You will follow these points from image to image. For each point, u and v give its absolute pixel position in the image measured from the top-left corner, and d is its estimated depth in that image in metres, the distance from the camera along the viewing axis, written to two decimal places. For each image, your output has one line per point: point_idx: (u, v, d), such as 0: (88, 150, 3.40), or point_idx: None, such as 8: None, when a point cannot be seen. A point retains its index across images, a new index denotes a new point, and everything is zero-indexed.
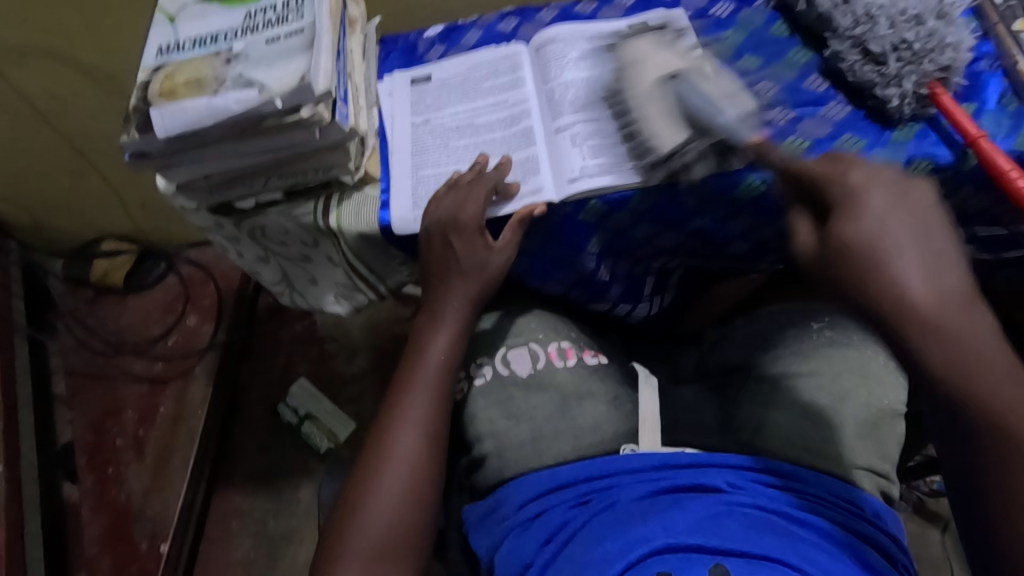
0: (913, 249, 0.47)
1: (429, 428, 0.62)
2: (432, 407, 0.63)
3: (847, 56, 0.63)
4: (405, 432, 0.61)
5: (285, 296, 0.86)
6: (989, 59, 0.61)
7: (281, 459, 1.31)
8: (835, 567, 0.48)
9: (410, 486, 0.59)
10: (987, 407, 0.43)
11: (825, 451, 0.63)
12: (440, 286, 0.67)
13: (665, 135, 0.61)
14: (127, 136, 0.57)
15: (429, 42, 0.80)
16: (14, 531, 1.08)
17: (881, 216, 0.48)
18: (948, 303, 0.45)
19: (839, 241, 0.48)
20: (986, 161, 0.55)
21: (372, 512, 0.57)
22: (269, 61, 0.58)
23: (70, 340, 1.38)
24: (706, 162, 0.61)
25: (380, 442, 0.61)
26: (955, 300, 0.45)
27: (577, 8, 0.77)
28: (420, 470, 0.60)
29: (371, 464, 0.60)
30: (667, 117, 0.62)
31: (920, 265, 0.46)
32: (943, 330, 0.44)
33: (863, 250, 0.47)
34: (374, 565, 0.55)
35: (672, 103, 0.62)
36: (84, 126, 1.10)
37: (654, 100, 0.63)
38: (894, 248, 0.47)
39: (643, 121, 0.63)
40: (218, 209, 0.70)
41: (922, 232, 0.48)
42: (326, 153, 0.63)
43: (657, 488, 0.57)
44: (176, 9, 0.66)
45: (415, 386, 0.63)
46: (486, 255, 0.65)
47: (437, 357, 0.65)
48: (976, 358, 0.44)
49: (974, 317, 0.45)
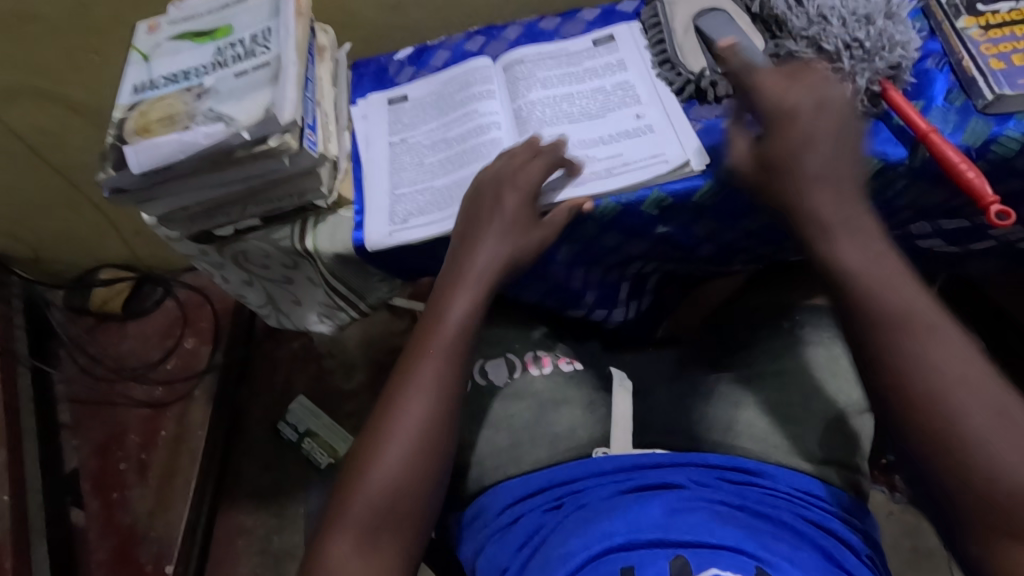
0: (815, 152, 0.54)
1: (446, 391, 0.58)
2: (449, 368, 0.58)
3: (802, 55, 0.63)
4: (420, 393, 0.57)
5: (273, 317, 0.88)
6: (937, 57, 0.63)
7: (283, 476, 1.33)
8: (796, 555, 0.49)
9: (419, 451, 0.55)
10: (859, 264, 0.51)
11: (794, 447, 0.65)
12: (477, 241, 0.62)
13: (693, 62, 0.69)
14: (104, 174, 0.60)
15: (399, 64, 0.82)
16: (20, 557, 1.09)
17: (827, 129, 0.54)
18: (823, 174, 0.54)
19: (771, 145, 0.56)
20: (937, 155, 0.56)
21: (374, 481, 0.54)
22: (238, 96, 0.61)
23: (72, 367, 1.41)
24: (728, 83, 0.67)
25: (389, 406, 0.57)
26: (826, 167, 0.54)
27: (541, 25, 0.80)
28: (431, 438, 0.56)
29: (377, 428, 0.56)
30: (697, 47, 0.70)
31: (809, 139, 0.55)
32: (832, 215, 0.53)
33: (795, 155, 0.54)
34: (373, 536, 0.52)
35: (698, 40, 0.70)
36: (75, 160, 1.13)
37: (685, 36, 0.71)
38: (790, 126, 0.55)
39: (676, 50, 0.70)
40: (200, 237, 0.72)
41: (824, 138, 0.54)
42: (299, 179, 0.65)
43: (624, 488, 0.59)
44: (150, 47, 0.69)
45: (431, 344, 0.59)
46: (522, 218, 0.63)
47: (458, 317, 0.60)
48: (850, 220, 0.53)
49: (835, 177, 0.54)
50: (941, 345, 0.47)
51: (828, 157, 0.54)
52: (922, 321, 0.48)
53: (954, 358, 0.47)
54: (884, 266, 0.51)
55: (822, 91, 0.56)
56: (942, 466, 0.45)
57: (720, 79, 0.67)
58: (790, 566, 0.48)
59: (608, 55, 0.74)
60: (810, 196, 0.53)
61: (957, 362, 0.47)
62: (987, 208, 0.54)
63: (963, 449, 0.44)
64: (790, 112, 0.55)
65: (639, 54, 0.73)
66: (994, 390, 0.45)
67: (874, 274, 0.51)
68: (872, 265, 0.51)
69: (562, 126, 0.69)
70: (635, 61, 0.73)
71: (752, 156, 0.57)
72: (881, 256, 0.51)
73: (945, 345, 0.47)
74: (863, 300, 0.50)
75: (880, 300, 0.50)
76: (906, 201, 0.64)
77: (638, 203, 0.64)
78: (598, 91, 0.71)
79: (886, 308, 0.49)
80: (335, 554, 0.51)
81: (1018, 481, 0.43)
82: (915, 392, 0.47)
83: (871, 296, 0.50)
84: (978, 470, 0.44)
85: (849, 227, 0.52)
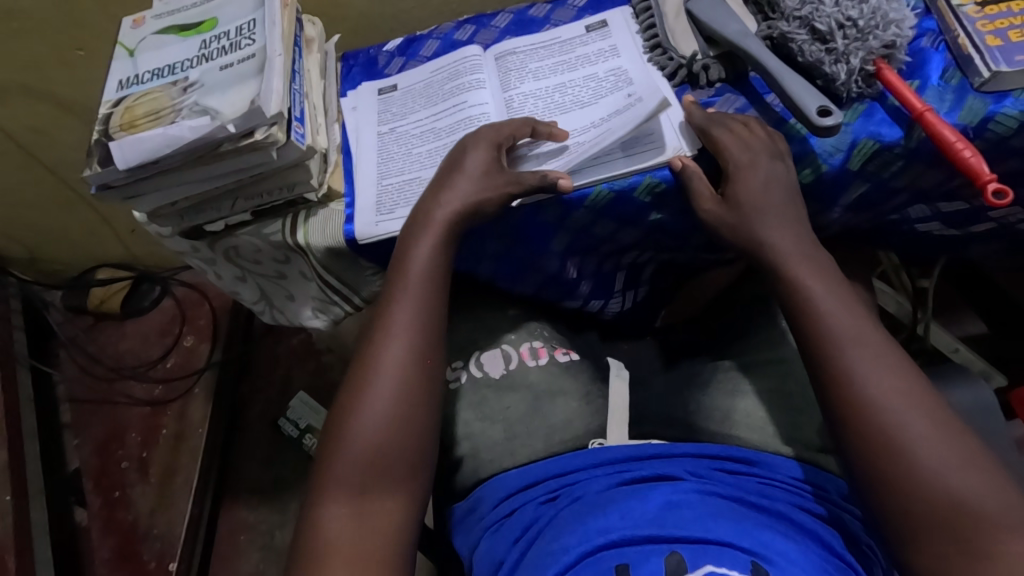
0: (767, 203, 0.58)
1: (422, 343, 0.59)
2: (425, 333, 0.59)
3: (795, 37, 0.62)
4: (396, 356, 0.57)
5: (267, 313, 0.88)
6: (932, 35, 0.62)
7: (284, 471, 1.33)
8: (791, 547, 0.48)
9: (398, 410, 0.56)
10: (804, 293, 0.55)
11: (793, 435, 0.64)
12: (450, 196, 0.62)
13: (684, 45, 0.69)
14: (90, 170, 0.59)
15: (389, 55, 0.81)
16: (24, 556, 1.10)
17: (780, 180, 0.59)
18: (769, 216, 0.58)
19: (734, 190, 0.59)
20: (933, 134, 0.56)
21: (356, 438, 0.54)
22: (223, 88, 0.60)
23: (72, 367, 1.41)
24: (720, 65, 0.66)
25: (365, 366, 0.58)
26: (771, 209, 0.58)
27: (532, 12, 0.79)
28: (410, 390, 0.57)
29: (356, 388, 0.57)
30: (689, 30, 0.69)
31: (755, 185, 0.59)
32: (788, 252, 0.57)
33: (754, 202, 0.59)
34: (362, 494, 0.53)
35: (688, 23, 0.69)
36: (68, 159, 1.12)
37: (675, 19, 0.70)
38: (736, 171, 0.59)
39: (667, 33, 0.70)
40: (190, 233, 0.72)
41: (771, 187, 0.59)
42: (288, 172, 0.65)
43: (619, 480, 0.58)
44: (135, 42, 0.68)
45: (407, 308, 0.59)
46: (480, 167, 0.63)
47: (430, 278, 0.60)
48: (796, 255, 0.56)
49: (781, 216, 0.58)
50: (881, 363, 0.50)
51: (774, 200, 0.58)
52: (868, 344, 0.51)
53: (892, 374, 0.49)
54: (828, 294, 0.54)
55: (770, 146, 0.60)
56: (884, 472, 0.47)
57: (712, 62, 0.66)
58: (785, 560, 0.47)
59: (600, 42, 0.73)
60: (769, 238, 0.57)
61: (892, 378, 0.49)
62: (985, 187, 0.53)
63: (901, 457, 0.47)
64: (748, 163, 0.59)
65: (631, 40, 0.72)
66: (930, 405, 0.48)
67: (818, 303, 0.54)
68: (820, 293, 0.54)
69: (554, 117, 0.69)
70: (627, 48, 0.71)
71: (718, 199, 0.60)
72: (826, 283, 0.55)
73: (883, 363, 0.50)
74: (809, 323, 0.53)
75: (823, 327, 0.53)
76: (902, 182, 0.63)
77: (631, 189, 0.64)
78: (591, 79, 0.70)
79: (831, 333, 0.52)
80: (322, 520, 0.52)
81: (948, 489, 0.45)
82: (857, 405, 0.49)
83: (817, 318, 0.53)
84: (918, 475, 0.46)
85: (797, 260, 0.56)
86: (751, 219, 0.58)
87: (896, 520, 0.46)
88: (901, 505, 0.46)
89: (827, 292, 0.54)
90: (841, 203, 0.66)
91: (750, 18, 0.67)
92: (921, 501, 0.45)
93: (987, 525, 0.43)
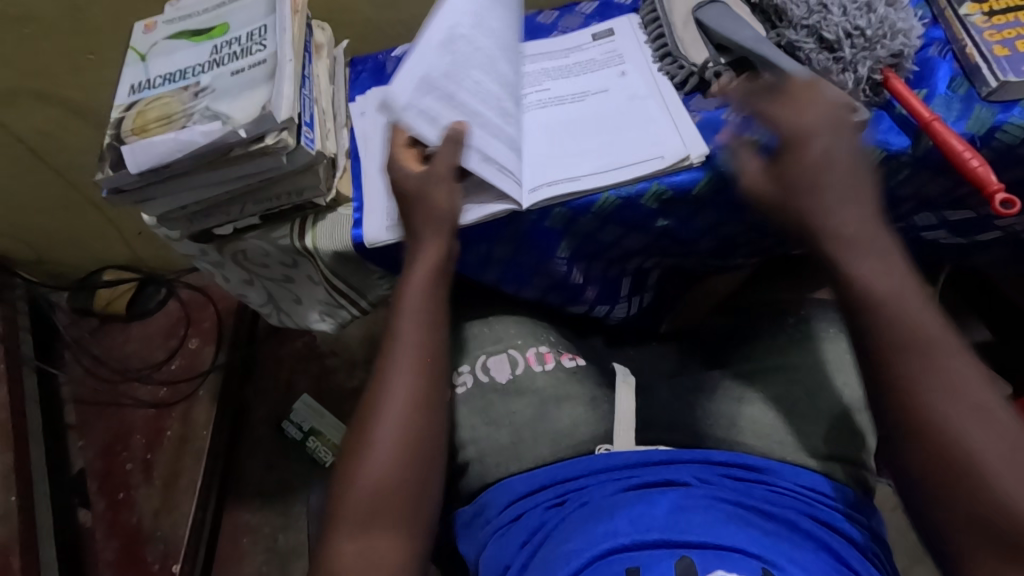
0: (826, 171, 0.54)
1: (425, 360, 0.61)
2: (421, 369, 0.60)
3: (802, 46, 0.63)
4: (397, 396, 0.59)
5: (275, 315, 0.88)
6: (940, 45, 0.62)
7: (288, 474, 1.33)
8: (799, 554, 0.49)
9: (404, 449, 0.57)
10: (871, 277, 0.52)
11: (800, 443, 0.65)
12: (419, 225, 0.63)
13: (694, 52, 0.69)
14: (102, 173, 0.60)
15: (397, 60, 0.82)
16: (29, 556, 1.10)
17: (846, 147, 0.55)
18: (839, 190, 0.54)
19: (788, 164, 0.55)
20: (940, 143, 0.56)
21: (368, 459, 0.56)
22: (234, 93, 0.61)
23: (77, 368, 1.42)
24: (731, 73, 0.66)
25: (369, 407, 0.59)
26: (841, 181, 0.54)
27: (539, 19, 0.79)
28: (409, 426, 0.58)
29: (360, 428, 0.58)
30: (698, 38, 0.69)
31: (827, 159, 0.54)
32: (845, 231, 0.53)
33: (815, 173, 0.54)
34: (371, 532, 0.53)
35: (699, 30, 0.69)
36: (77, 161, 1.13)
37: (686, 25, 0.70)
38: (807, 142, 0.55)
39: (677, 39, 0.70)
40: (199, 236, 0.72)
41: (831, 154, 0.55)
42: (297, 176, 0.65)
43: (627, 485, 0.59)
44: (146, 47, 0.69)
45: (404, 348, 0.61)
46: (419, 185, 0.63)
47: (422, 318, 0.63)
48: (868, 232, 0.53)
49: (855, 189, 0.54)
50: (946, 359, 0.49)
51: (849, 172, 0.54)
52: (934, 337, 0.49)
53: (959, 373, 0.48)
54: (896, 279, 0.52)
55: (837, 111, 0.55)
56: (942, 477, 0.47)
57: (723, 69, 0.66)
58: (795, 567, 0.47)
59: (607, 49, 0.74)
60: (834, 213, 0.54)
61: (957, 379, 0.48)
62: (993, 196, 0.53)
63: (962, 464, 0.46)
64: (805, 131, 0.55)
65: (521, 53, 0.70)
66: (996, 414, 0.47)
67: (884, 289, 0.51)
68: (885, 278, 0.52)
69: (489, 131, 0.65)
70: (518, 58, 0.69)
71: (770, 173, 0.57)
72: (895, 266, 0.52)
73: (949, 361, 0.49)
74: (874, 311, 0.51)
75: (886, 315, 0.51)
76: (909, 191, 0.63)
77: (638, 196, 0.64)
78: (494, 84, 0.66)
79: (891, 320, 0.50)
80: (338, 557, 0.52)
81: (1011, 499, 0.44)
82: (922, 407, 0.48)
83: (882, 307, 0.51)
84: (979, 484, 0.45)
85: (866, 238, 0.53)
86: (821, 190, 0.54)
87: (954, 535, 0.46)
88: (961, 510, 0.46)
89: (893, 275, 0.52)
90: None
91: (761, 26, 0.67)
92: (979, 519, 0.45)
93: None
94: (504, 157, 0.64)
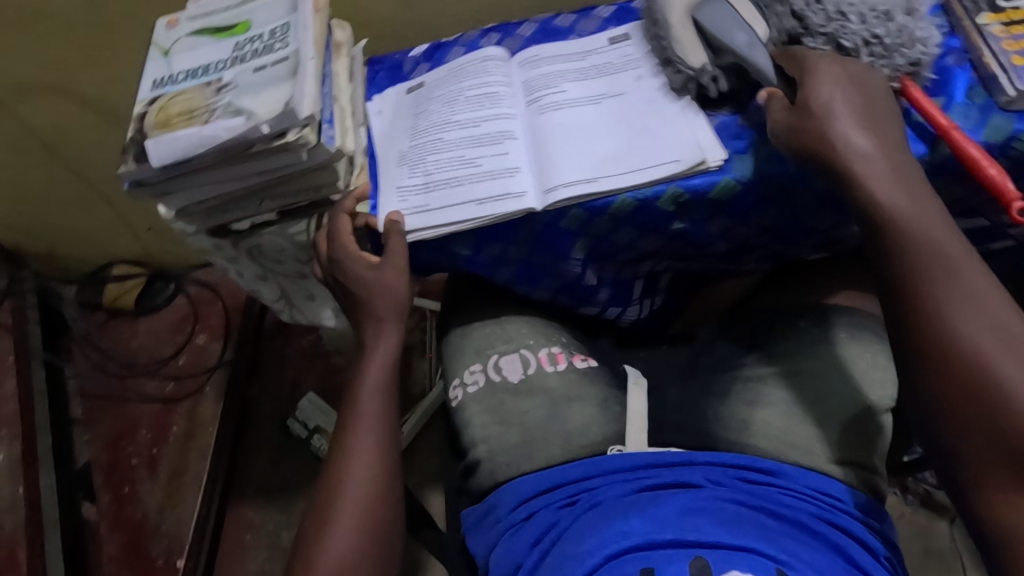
0: (853, 108, 0.57)
1: (383, 435, 0.66)
2: (378, 438, 0.65)
3: (821, 53, 0.62)
4: (358, 464, 0.63)
5: (285, 312, 0.91)
6: (957, 54, 0.62)
7: (292, 471, 1.33)
8: (813, 558, 0.49)
9: (365, 520, 0.60)
10: (891, 202, 0.53)
11: (812, 446, 0.65)
12: (383, 309, 0.69)
13: (692, 53, 0.67)
14: (125, 167, 0.60)
15: (414, 61, 0.82)
16: (35, 548, 1.10)
17: (868, 87, 0.58)
18: (859, 120, 0.56)
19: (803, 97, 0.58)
20: (958, 152, 0.56)
21: (334, 537, 0.59)
22: (257, 90, 0.61)
23: (84, 362, 1.42)
24: (728, 77, 0.66)
25: (334, 478, 0.63)
26: (858, 114, 0.57)
27: (557, 22, 0.80)
28: (371, 495, 0.62)
29: (326, 498, 0.62)
30: (696, 39, 0.68)
31: (847, 95, 0.57)
32: (866, 161, 0.55)
33: (825, 104, 0.57)
34: None
35: (695, 32, 0.68)
36: (90, 155, 1.14)
37: (681, 28, 0.69)
38: (828, 79, 0.58)
39: (671, 42, 0.68)
40: (216, 231, 0.73)
41: (864, 88, 0.58)
42: (315, 173, 0.65)
43: (640, 486, 0.59)
44: (169, 42, 0.69)
45: (360, 418, 0.66)
46: (378, 276, 0.68)
47: (374, 390, 0.68)
48: (889, 161, 0.55)
49: (873, 122, 0.57)
50: (970, 285, 0.49)
51: (869, 110, 0.57)
52: (958, 263, 0.50)
53: (985, 299, 0.48)
54: (919, 209, 0.53)
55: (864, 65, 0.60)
56: (951, 401, 0.47)
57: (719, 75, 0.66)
58: (807, 569, 0.47)
59: (625, 53, 0.74)
60: (849, 141, 0.56)
61: (976, 306, 0.48)
62: (1010, 204, 0.53)
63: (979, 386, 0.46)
64: (820, 69, 0.59)
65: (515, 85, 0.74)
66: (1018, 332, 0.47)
67: (903, 215, 0.53)
68: (905, 207, 0.53)
69: (466, 182, 0.67)
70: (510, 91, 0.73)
71: (786, 109, 0.59)
72: (919, 197, 0.53)
73: (973, 284, 0.49)
74: (900, 236, 0.52)
75: (909, 241, 0.52)
76: None
77: (655, 199, 0.65)
78: (453, 151, 0.69)
79: (915, 247, 0.52)
80: None
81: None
82: (934, 330, 0.49)
83: (904, 234, 0.52)
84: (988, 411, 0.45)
85: (889, 168, 0.55)
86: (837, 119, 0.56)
87: (953, 456, 0.47)
88: (979, 438, 0.45)
89: (915, 204, 0.53)
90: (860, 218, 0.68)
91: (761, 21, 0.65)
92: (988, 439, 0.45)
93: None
94: (483, 190, 0.66)
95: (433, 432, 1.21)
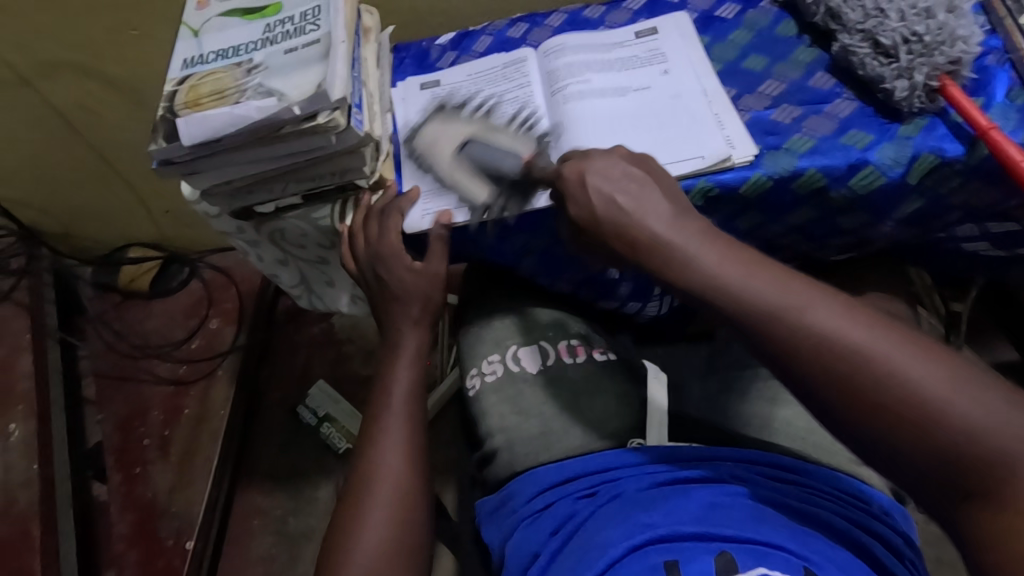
0: (648, 191, 0.52)
1: (414, 428, 0.67)
2: (407, 434, 0.66)
3: (857, 50, 0.63)
4: (388, 460, 0.63)
5: (303, 298, 0.91)
6: (998, 54, 0.61)
7: (301, 458, 1.34)
8: (841, 556, 0.48)
9: (398, 518, 0.60)
10: (746, 294, 0.46)
11: (835, 448, 0.66)
12: (420, 313, 0.70)
13: (512, 123, 0.71)
14: (155, 144, 0.60)
15: (441, 48, 0.82)
16: (48, 524, 1.11)
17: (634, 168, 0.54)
18: (668, 211, 0.51)
19: (589, 194, 0.53)
20: (998, 152, 0.55)
21: (364, 537, 0.58)
22: (288, 71, 0.61)
23: (98, 343, 1.43)
24: (549, 135, 0.69)
25: (364, 475, 0.63)
26: (664, 206, 0.51)
27: (586, 13, 0.79)
28: (402, 490, 0.62)
29: (357, 496, 0.62)
30: (515, 112, 0.72)
31: (636, 186, 0.53)
32: (706, 259, 0.48)
33: (624, 203, 0.52)
34: None
35: (515, 106, 0.72)
36: (111, 136, 1.14)
37: (502, 107, 0.73)
38: (604, 179, 0.53)
39: (498, 116, 0.73)
40: (240, 213, 0.72)
41: (637, 169, 0.54)
42: (342, 158, 0.65)
43: (661, 479, 0.58)
44: (199, 22, 0.69)
45: (387, 414, 0.67)
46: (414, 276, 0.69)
47: (401, 386, 0.69)
48: (717, 243, 0.49)
49: (671, 206, 0.52)
50: (877, 341, 0.43)
51: (658, 188, 0.53)
52: (848, 323, 0.44)
53: (897, 349, 0.42)
54: (769, 286, 0.46)
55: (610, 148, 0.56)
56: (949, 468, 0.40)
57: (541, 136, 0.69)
58: (833, 566, 0.47)
59: (651, 46, 0.73)
60: (671, 241, 0.50)
61: (901, 356, 0.42)
62: None
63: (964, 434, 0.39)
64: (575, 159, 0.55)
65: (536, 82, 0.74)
66: (933, 354, 0.42)
67: (767, 304, 0.46)
68: (760, 291, 0.46)
69: (493, 181, 0.67)
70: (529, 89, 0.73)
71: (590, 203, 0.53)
72: (755, 270, 0.47)
73: (873, 333, 0.43)
74: (785, 329, 0.45)
75: (790, 334, 0.45)
76: (958, 200, 0.63)
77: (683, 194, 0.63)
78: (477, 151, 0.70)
79: (793, 338, 0.45)
80: None
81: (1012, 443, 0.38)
82: (898, 414, 0.41)
83: (785, 326, 0.45)
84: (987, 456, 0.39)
85: (721, 257, 0.48)
86: (653, 223, 0.51)
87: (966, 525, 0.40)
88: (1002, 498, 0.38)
89: (764, 280, 0.47)
90: (894, 217, 0.65)
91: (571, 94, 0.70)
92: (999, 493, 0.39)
93: (1005, 446, 0.38)
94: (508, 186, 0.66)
95: (443, 423, 1.21)
